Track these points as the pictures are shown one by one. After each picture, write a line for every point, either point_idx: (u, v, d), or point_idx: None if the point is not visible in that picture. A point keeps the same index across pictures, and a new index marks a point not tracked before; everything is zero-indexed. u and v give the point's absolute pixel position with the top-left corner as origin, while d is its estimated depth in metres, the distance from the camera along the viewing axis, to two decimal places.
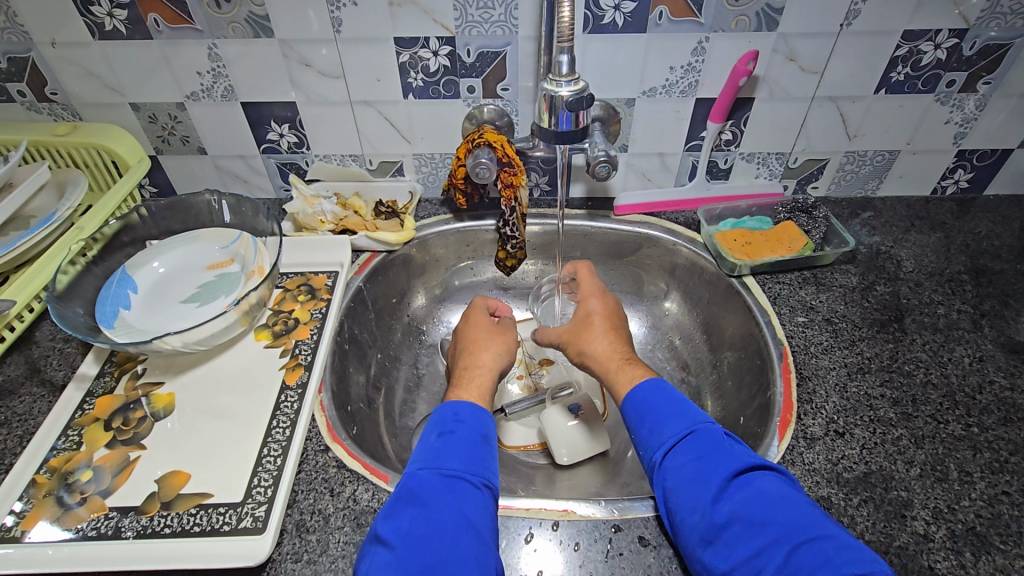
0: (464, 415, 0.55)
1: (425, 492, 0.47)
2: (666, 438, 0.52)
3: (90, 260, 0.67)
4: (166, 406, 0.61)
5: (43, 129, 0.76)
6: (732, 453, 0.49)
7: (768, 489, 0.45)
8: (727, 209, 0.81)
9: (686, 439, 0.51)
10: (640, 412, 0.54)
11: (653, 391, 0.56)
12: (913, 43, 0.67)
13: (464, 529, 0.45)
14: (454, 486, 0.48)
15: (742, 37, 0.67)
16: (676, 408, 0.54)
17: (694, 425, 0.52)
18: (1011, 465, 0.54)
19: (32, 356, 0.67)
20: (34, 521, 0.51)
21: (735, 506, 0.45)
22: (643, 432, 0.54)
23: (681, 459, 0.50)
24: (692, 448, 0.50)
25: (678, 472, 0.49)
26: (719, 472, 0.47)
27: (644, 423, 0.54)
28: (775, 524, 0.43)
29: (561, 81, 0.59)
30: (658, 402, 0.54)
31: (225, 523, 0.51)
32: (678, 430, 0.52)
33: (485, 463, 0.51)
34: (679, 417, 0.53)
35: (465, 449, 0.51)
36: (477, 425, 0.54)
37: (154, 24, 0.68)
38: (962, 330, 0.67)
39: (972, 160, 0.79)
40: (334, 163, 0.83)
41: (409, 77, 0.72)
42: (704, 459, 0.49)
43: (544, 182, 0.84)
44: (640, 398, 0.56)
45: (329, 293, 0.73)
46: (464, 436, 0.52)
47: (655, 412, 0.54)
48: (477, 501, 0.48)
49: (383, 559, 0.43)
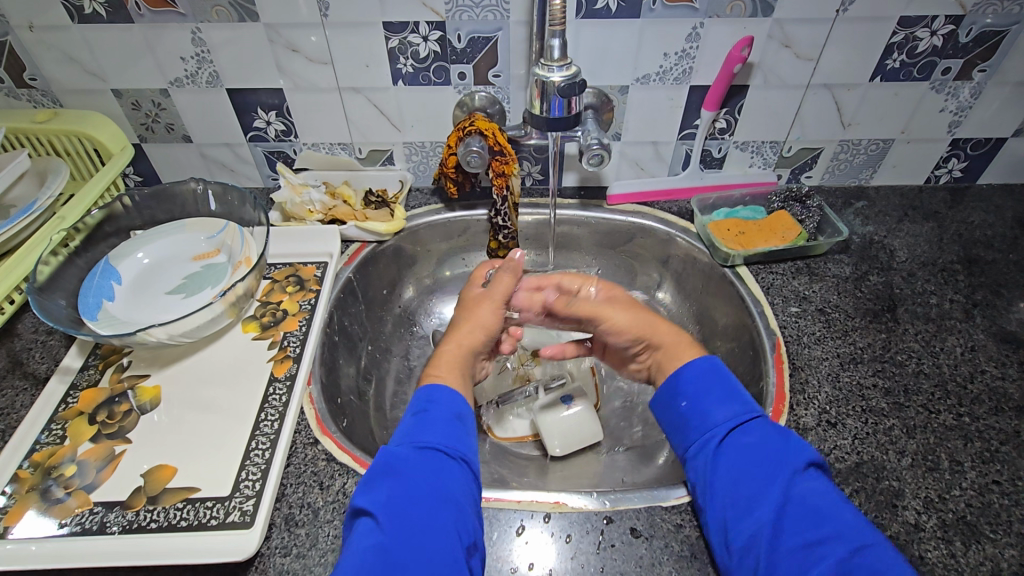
0: (437, 395, 0.53)
1: (401, 466, 0.47)
2: (729, 417, 0.51)
3: (73, 250, 0.66)
4: (152, 399, 0.60)
5: (22, 116, 0.74)
6: (798, 443, 0.49)
7: (833, 489, 0.46)
8: (720, 198, 0.81)
9: (751, 420, 0.50)
10: (699, 389, 0.53)
11: (717, 371, 0.54)
12: (909, 29, 0.66)
13: (441, 501, 0.45)
14: (430, 460, 0.47)
15: (738, 23, 0.66)
16: (734, 392, 0.53)
17: (757, 411, 0.51)
18: (1002, 455, 0.54)
19: (15, 348, 0.65)
20: (18, 515, 0.50)
21: (803, 494, 0.45)
22: (698, 407, 0.53)
23: (746, 439, 0.49)
24: (757, 430, 0.50)
25: (742, 451, 0.48)
26: (788, 457, 0.47)
27: (703, 399, 0.53)
28: (842, 518, 0.43)
29: (553, 66, 0.58)
30: (717, 381, 0.54)
31: (212, 517, 0.50)
32: (743, 411, 0.51)
33: (461, 438, 0.50)
34: (742, 399, 0.52)
35: (441, 426, 0.50)
36: (454, 404, 0.53)
37: (136, 8, 0.66)
38: (954, 320, 0.67)
39: (966, 148, 0.79)
40: (322, 151, 0.82)
41: (398, 63, 0.71)
42: (770, 444, 0.48)
43: (536, 171, 0.83)
44: (701, 373, 0.54)
45: (318, 284, 0.72)
46: (439, 415, 0.51)
47: (715, 393, 0.53)
48: (454, 473, 0.47)
49: (366, 530, 0.43)
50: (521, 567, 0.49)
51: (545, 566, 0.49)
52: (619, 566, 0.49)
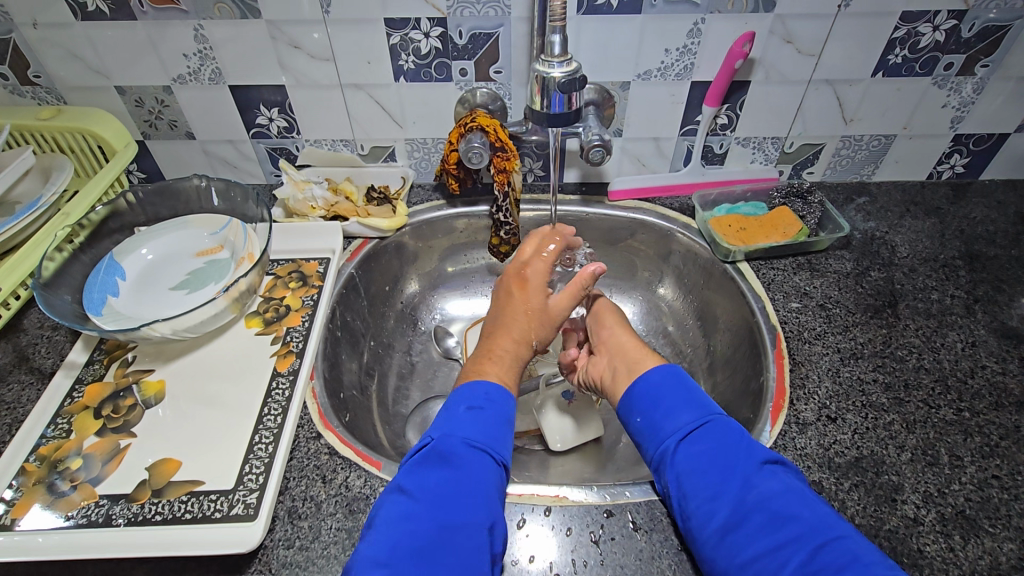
0: (496, 395, 0.53)
1: (453, 458, 0.48)
2: (678, 425, 0.51)
3: (77, 246, 0.66)
4: (157, 393, 0.61)
5: (27, 113, 0.75)
6: (749, 444, 0.49)
7: (790, 486, 0.46)
8: (722, 194, 0.81)
9: (700, 427, 0.50)
10: (651, 399, 0.54)
11: (666, 378, 0.55)
12: (911, 24, 0.66)
13: (484, 504, 0.45)
14: (479, 457, 0.48)
15: (739, 19, 0.66)
16: (682, 398, 0.53)
17: (708, 414, 0.52)
18: (1001, 450, 0.54)
19: (20, 344, 0.66)
20: (25, 508, 0.51)
21: (760, 497, 0.45)
22: (650, 418, 0.53)
23: (698, 448, 0.49)
24: (709, 436, 0.50)
25: (694, 459, 0.49)
26: (740, 464, 0.47)
27: (653, 410, 0.53)
28: (800, 520, 0.43)
29: (554, 62, 0.58)
30: (667, 389, 0.54)
31: (216, 510, 0.51)
32: (691, 418, 0.51)
33: (505, 443, 0.51)
34: (691, 405, 0.52)
35: (492, 427, 0.51)
36: (507, 406, 0.54)
37: (139, 5, 0.67)
38: (955, 315, 0.67)
39: (969, 144, 0.79)
40: (325, 148, 0.82)
41: (400, 59, 0.71)
42: (721, 450, 0.48)
43: (538, 167, 0.83)
44: (649, 383, 0.55)
45: (320, 280, 0.73)
46: (493, 415, 0.52)
47: (665, 399, 0.53)
48: (495, 477, 0.48)
49: (405, 513, 0.44)
50: (522, 560, 0.49)
51: (546, 559, 0.49)
52: (619, 559, 0.49)
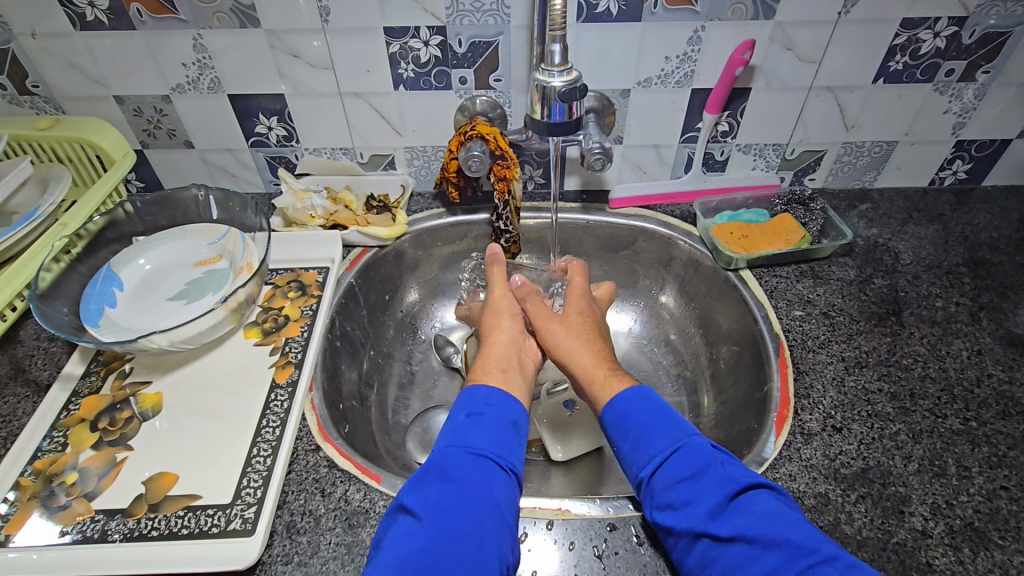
0: (495, 399, 0.54)
1: (453, 470, 0.48)
2: (648, 458, 0.50)
3: (75, 257, 0.66)
4: (154, 405, 0.60)
5: (25, 123, 0.74)
6: (721, 471, 0.48)
7: (765, 512, 0.45)
8: (724, 201, 0.80)
9: (670, 455, 0.50)
10: (626, 425, 0.53)
11: (642, 399, 0.55)
12: (912, 31, 0.66)
13: (490, 510, 0.45)
14: (483, 465, 0.49)
15: (739, 26, 0.66)
16: (651, 427, 0.52)
17: (678, 441, 0.51)
18: (1009, 460, 0.54)
19: (17, 355, 0.65)
20: (19, 523, 0.50)
21: (731, 531, 0.44)
22: (625, 449, 0.53)
23: (669, 478, 0.48)
24: (676, 467, 0.49)
25: (663, 493, 0.48)
26: (710, 494, 0.46)
27: (626, 440, 0.53)
28: (777, 549, 0.42)
29: (554, 71, 0.58)
30: (636, 416, 0.53)
31: (213, 525, 0.50)
32: (660, 448, 0.50)
33: (511, 448, 0.51)
34: (661, 432, 0.52)
35: (495, 433, 0.51)
36: (508, 412, 0.54)
37: (138, 14, 0.66)
38: (960, 323, 0.66)
39: (971, 150, 0.78)
40: (324, 156, 0.82)
41: (399, 68, 0.71)
42: (690, 481, 0.47)
43: (538, 175, 0.83)
44: (618, 413, 0.54)
45: (320, 289, 0.72)
46: (494, 420, 0.52)
47: (635, 429, 0.52)
48: (503, 482, 0.48)
49: (410, 529, 0.44)
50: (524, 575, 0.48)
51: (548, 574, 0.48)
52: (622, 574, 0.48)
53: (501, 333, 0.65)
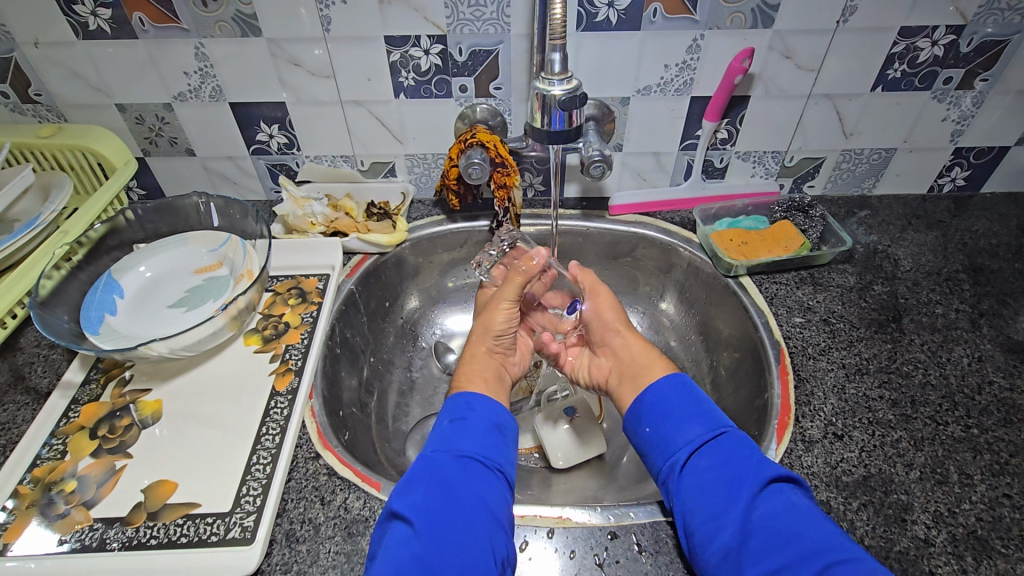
0: (477, 404, 0.55)
1: (441, 474, 0.48)
2: (687, 440, 0.51)
3: (76, 264, 0.66)
4: (154, 413, 0.60)
5: (27, 131, 0.75)
6: (760, 459, 0.48)
7: (798, 503, 0.45)
8: (723, 209, 0.80)
9: (711, 440, 0.51)
10: (667, 409, 0.54)
11: (676, 389, 0.56)
12: (910, 39, 0.66)
13: (479, 511, 0.46)
14: (469, 469, 0.49)
15: (738, 35, 0.66)
16: (694, 411, 0.53)
17: (720, 428, 0.52)
18: (1011, 468, 0.54)
19: (17, 363, 0.65)
20: (18, 532, 0.50)
21: (763, 515, 0.44)
22: (659, 431, 0.54)
23: (708, 461, 0.49)
24: (715, 452, 0.50)
25: (699, 475, 0.49)
26: (748, 478, 0.47)
27: (665, 421, 0.54)
28: (808, 536, 0.42)
29: (554, 80, 0.58)
30: (678, 401, 0.55)
31: (213, 533, 0.50)
32: (702, 432, 0.51)
33: (498, 450, 0.52)
34: (703, 418, 0.53)
35: (480, 436, 0.52)
36: (491, 414, 0.54)
37: (140, 24, 0.67)
38: (961, 330, 0.66)
39: (969, 157, 0.79)
40: (325, 164, 0.82)
41: (400, 76, 0.71)
42: (728, 464, 0.48)
43: (538, 182, 0.83)
44: (660, 396, 0.56)
45: (320, 296, 0.72)
46: (477, 424, 0.53)
47: (677, 413, 0.53)
48: (492, 485, 0.49)
49: (404, 535, 0.43)
50: None
51: None
52: None
53: (481, 348, 0.63)
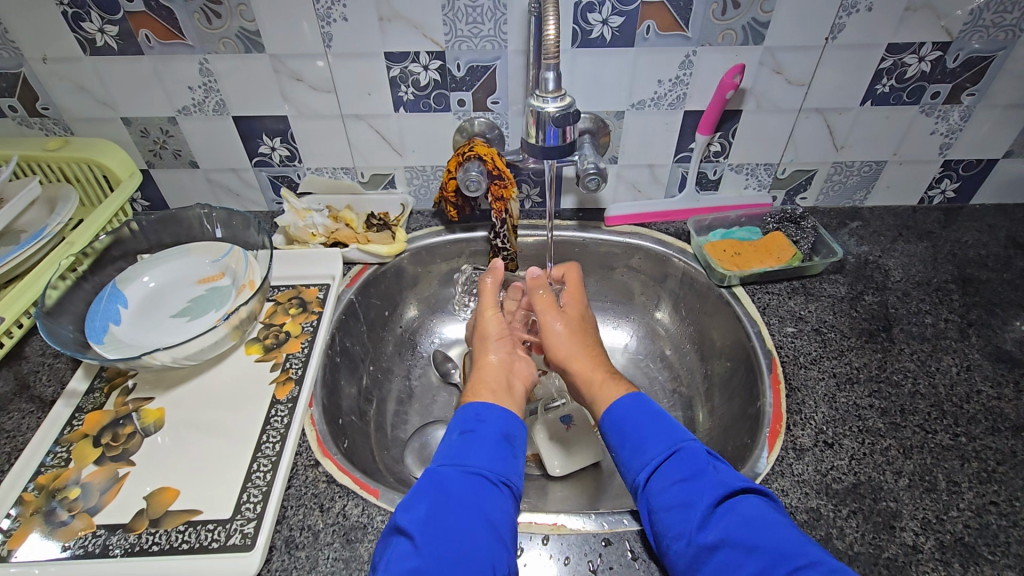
0: (486, 415, 0.56)
1: (446, 487, 0.49)
2: (646, 460, 0.52)
3: (81, 275, 0.67)
4: (156, 421, 0.61)
5: (34, 144, 0.76)
6: (714, 476, 0.49)
7: (755, 518, 0.45)
8: (717, 219, 0.82)
9: (667, 459, 0.51)
10: (625, 430, 0.55)
11: (634, 408, 0.57)
12: (898, 55, 0.68)
13: (481, 523, 0.47)
14: (474, 481, 0.50)
15: (729, 51, 0.68)
16: (651, 431, 0.54)
17: (675, 445, 0.52)
18: (998, 475, 0.55)
19: (21, 371, 0.66)
20: (22, 539, 0.51)
21: (720, 534, 0.45)
22: (622, 453, 0.54)
23: (664, 481, 0.50)
24: (670, 470, 0.50)
25: (658, 494, 0.49)
26: (702, 497, 0.47)
27: (624, 444, 0.55)
28: (764, 552, 0.43)
29: (548, 97, 0.59)
30: (636, 420, 0.55)
31: (214, 540, 0.51)
32: (658, 452, 0.52)
33: (506, 462, 0.53)
34: (659, 437, 0.53)
35: (488, 448, 0.53)
36: (500, 424, 0.55)
37: (146, 40, 0.69)
38: (950, 340, 0.67)
39: (958, 170, 0.80)
40: (326, 175, 0.83)
41: (400, 91, 0.73)
42: (682, 484, 0.49)
43: (535, 194, 0.85)
44: (618, 416, 0.57)
45: (320, 305, 0.74)
46: (486, 435, 0.54)
47: (635, 433, 0.54)
48: (495, 497, 0.49)
49: (403, 550, 0.45)
50: None
51: None
52: None
53: (489, 357, 0.65)
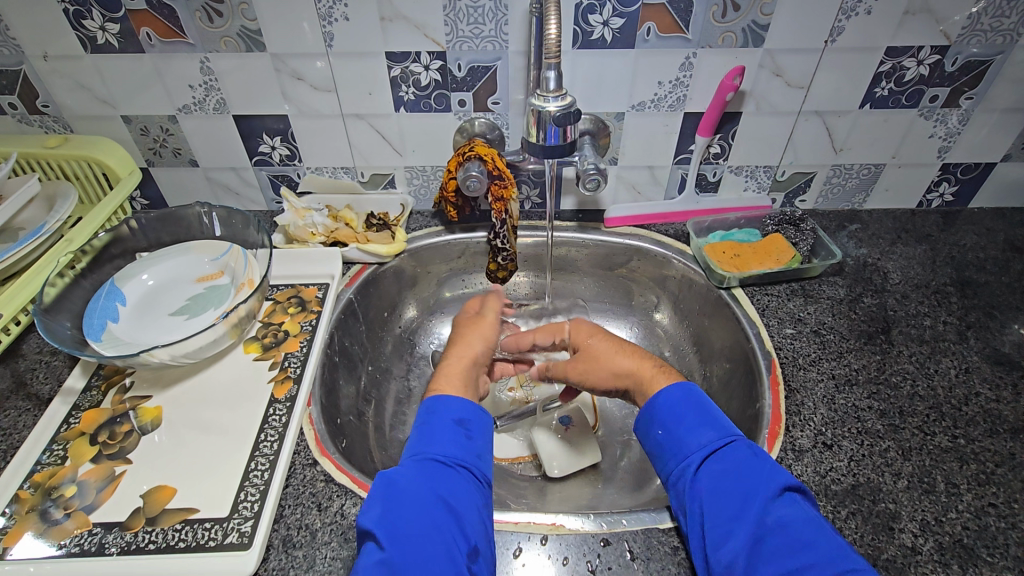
0: (434, 405, 0.54)
1: (401, 480, 0.48)
2: (701, 443, 0.51)
3: (79, 272, 0.67)
4: (153, 419, 0.61)
5: (33, 141, 0.76)
6: (772, 468, 0.48)
7: (808, 514, 0.45)
8: (715, 221, 0.82)
9: (725, 446, 0.50)
10: (675, 416, 0.53)
11: (688, 396, 0.54)
12: (896, 59, 0.68)
13: (434, 505, 0.47)
14: (428, 471, 0.49)
15: (729, 53, 0.68)
16: (706, 417, 0.52)
17: (731, 435, 0.51)
18: (996, 477, 0.55)
19: (18, 369, 0.66)
20: (17, 536, 0.51)
21: (779, 523, 0.45)
22: (673, 433, 0.52)
23: (721, 466, 0.49)
24: (729, 456, 0.49)
25: (716, 477, 0.48)
26: (762, 486, 0.47)
27: (680, 423, 0.52)
28: (821, 547, 0.43)
29: (549, 96, 0.59)
30: (689, 407, 0.53)
31: (211, 538, 0.51)
32: (717, 437, 0.51)
33: (465, 446, 0.52)
34: (716, 425, 0.52)
35: (441, 435, 0.52)
36: (452, 410, 0.54)
37: (147, 38, 0.69)
38: (948, 342, 0.68)
39: (957, 173, 0.81)
40: (326, 175, 0.83)
41: (400, 91, 0.73)
42: (742, 472, 0.48)
43: (535, 195, 0.85)
44: (671, 399, 0.54)
45: (320, 305, 0.73)
46: (438, 424, 0.53)
47: (690, 416, 0.52)
48: (453, 482, 0.49)
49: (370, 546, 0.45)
50: None
51: None
52: None
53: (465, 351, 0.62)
